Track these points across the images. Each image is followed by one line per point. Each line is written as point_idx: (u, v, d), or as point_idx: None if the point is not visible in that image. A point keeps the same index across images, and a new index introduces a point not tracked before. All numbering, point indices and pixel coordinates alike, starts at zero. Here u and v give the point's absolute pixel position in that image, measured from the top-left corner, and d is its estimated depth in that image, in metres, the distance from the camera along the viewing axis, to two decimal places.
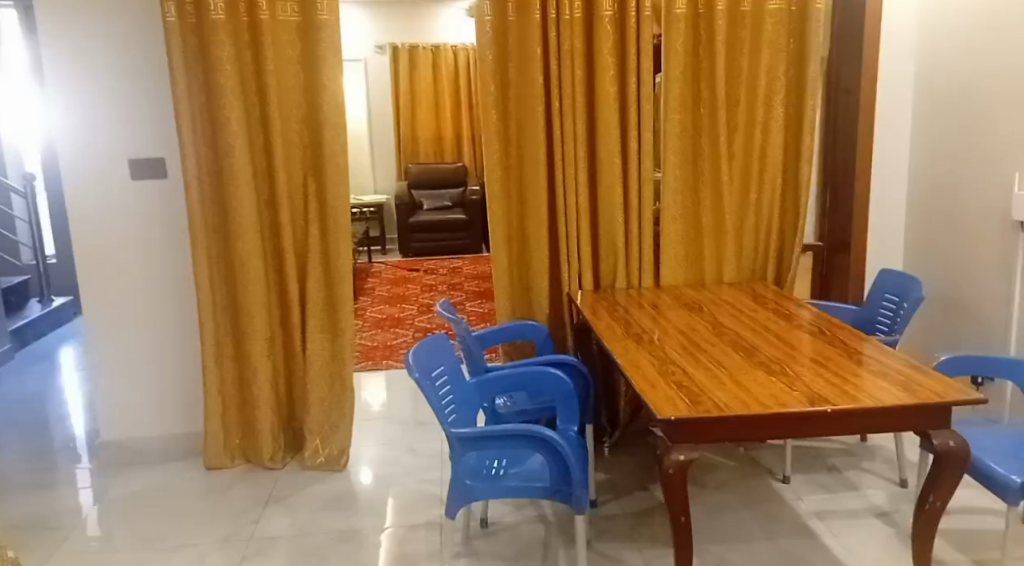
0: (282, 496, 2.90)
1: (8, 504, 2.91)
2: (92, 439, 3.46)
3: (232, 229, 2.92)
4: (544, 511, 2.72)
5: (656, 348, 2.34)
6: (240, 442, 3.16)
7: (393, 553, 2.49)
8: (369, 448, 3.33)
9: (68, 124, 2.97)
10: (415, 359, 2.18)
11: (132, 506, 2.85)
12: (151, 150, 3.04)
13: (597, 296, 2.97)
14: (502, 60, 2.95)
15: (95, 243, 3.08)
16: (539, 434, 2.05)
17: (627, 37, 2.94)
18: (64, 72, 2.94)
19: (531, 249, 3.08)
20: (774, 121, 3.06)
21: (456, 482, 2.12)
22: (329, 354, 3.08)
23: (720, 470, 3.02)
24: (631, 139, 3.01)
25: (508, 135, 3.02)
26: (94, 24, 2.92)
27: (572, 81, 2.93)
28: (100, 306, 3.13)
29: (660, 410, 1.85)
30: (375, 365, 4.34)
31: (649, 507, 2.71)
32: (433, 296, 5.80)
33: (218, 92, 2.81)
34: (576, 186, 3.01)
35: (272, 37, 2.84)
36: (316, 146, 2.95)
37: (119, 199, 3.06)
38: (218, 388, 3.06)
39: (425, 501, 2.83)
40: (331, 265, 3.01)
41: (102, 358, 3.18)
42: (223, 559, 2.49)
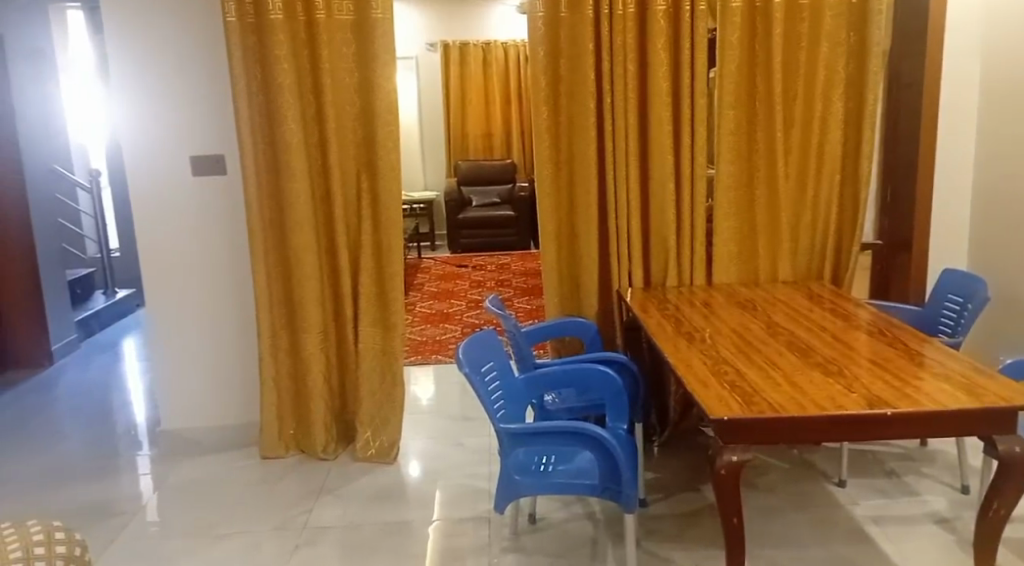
0: (333, 487, 2.96)
1: (74, 488, 3.03)
2: (152, 428, 3.58)
3: (287, 225, 2.98)
4: (592, 509, 2.71)
5: (708, 347, 2.31)
6: (294, 434, 3.23)
7: (442, 546, 2.51)
8: (418, 441, 3.36)
9: (132, 122, 3.07)
10: (464, 354, 2.19)
11: (190, 494, 2.94)
12: (211, 147, 3.12)
13: (647, 293, 2.94)
14: (553, 57, 2.94)
15: (156, 238, 3.18)
16: (589, 432, 2.04)
17: (681, 32, 2.90)
18: (129, 71, 3.04)
19: (580, 245, 3.06)
20: (833, 116, 2.99)
21: (505, 477, 2.12)
22: (380, 348, 3.12)
23: (772, 472, 2.97)
24: (683, 136, 2.97)
25: (558, 131, 3.00)
26: (159, 25, 3.01)
27: (625, 77, 2.91)
28: (161, 299, 3.24)
29: (713, 410, 1.82)
30: (425, 360, 4.38)
31: (699, 508, 2.67)
32: (482, 292, 5.83)
33: (276, 91, 2.87)
34: (627, 183, 2.98)
35: (328, 36, 2.89)
36: (369, 143, 2.99)
37: (180, 194, 3.15)
38: (273, 380, 3.13)
39: (473, 495, 2.85)
40: (384, 261, 3.05)
41: (162, 348, 3.29)
42: (277, 547, 2.55)
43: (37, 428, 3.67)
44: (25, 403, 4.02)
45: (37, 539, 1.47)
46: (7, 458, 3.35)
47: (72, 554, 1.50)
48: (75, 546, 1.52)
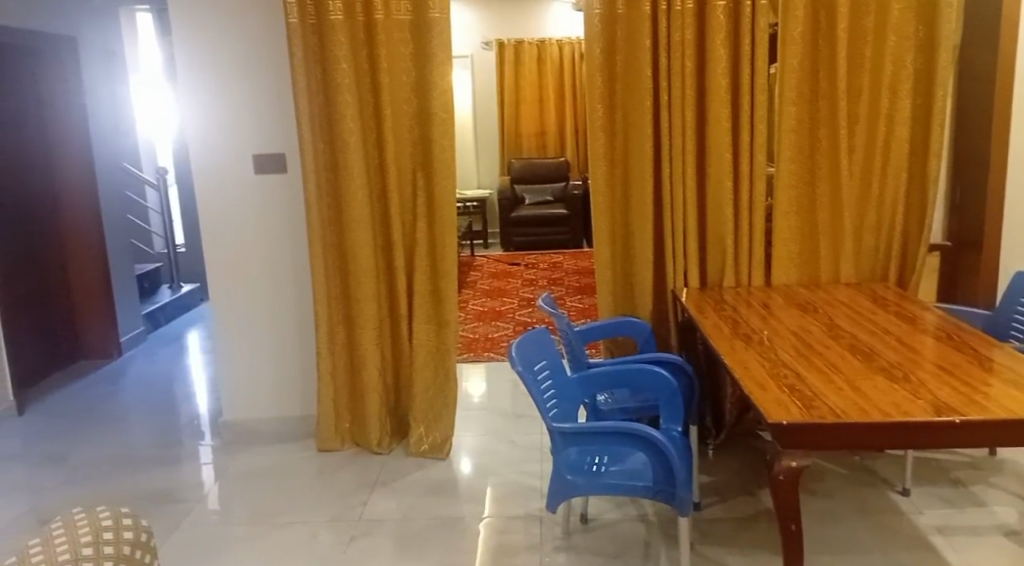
0: (387, 481, 3.00)
1: (141, 475, 3.15)
2: (214, 419, 3.70)
3: (345, 222, 3.04)
4: (645, 510, 2.69)
5: (766, 350, 2.26)
6: (350, 427, 3.29)
7: (494, 543, 2.52)
8: (470, 437, 3.39)
9: (198, 122, 3.17)
10: (517, 352, 2.19)
11: (249, 483, 3.02)
12: (273, 146, 3.20)
13: (703, 293, 2.89)
14: (610, 54, 2.92)
15: (220, 235, 3.27)
16: (642, 432, 2.02)
17: (741, 27, 2.84)
18: (196, 73, 3.14)
19: (634, 244, 3.03)
20: (899, 113, 2.90)
21: (557, 477, 2.12)
22: (434, 344, 3.15)
23: (831, 478, 2.89)
24: (742, 133, 2.91)
25: (614, 129, 2.98)
26: (224, 27, 3.10)
27: (683, 73, 2.87)
28: (223, 295, 3.33)
29: (772, 414, 1.78)
30: (477, 357, 4.41)
31: (755, 513, 2.63)
32: (534, 290, 5.84)
33: (336, 90, 2.92)
34: (683, 181, 2.94)
35: (386, 36, 2.93)
36: (425, 141, 3.02)
37: (242, 192, 3.23)
38: (330, 374, 3.19)
39: (524, 493, 2.85)
40: (438, 258, 3.08)
41: (224, 342, 3.38)
42: (333, 538, 2.60)
43: (106, 417, 3.82)
44: (95, 391, 4.19)
45: (105, 522, 1.38)
46: (79, 445, 3.49)
47: (140, 540, 1.39)
48: (142, 532, 1.41)
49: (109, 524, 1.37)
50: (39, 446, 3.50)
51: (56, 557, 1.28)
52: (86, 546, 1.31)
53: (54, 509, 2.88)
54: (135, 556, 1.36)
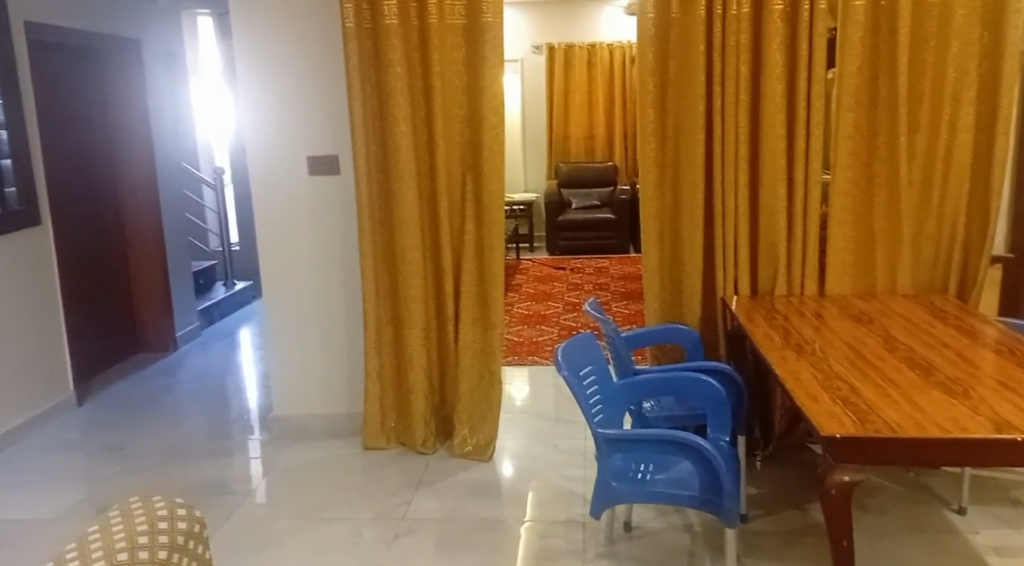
0: (431, 481, 3.03)
1: (192, 467, 3.24)
2: (264, 414, 3.78)
3: (395, 223, 3.08)
4: (691, 520, 2.66)
5: (819, 360, 2.21)
6: (395, 426, 3.33)
7: (535, 547, 2.52)
8: (513, 440, 3.39)
9: (256, 123, 3.25)
10: (564, 356, 2.19)
11: (296, 478, 3.08)
12: (326, 148, 3.26)
13: (754, 302, 2.85)
14: (663, 58, 2.90)
15: (273, 234, 3.35)
16: (689, 441, 2.00)
17: (798, 31, 2.79)
18: (255, 76, 3.21)
19: (684, 250, 3.00)
20: (962, 120, 2.81)
21: (601, 482, 2.10)
22: (480, 346, 3.17)
23: (883, 494, 2.81)
24: (798, 139, 2.86)
25: (665, 133, 2.96)
26: (282, 31, 3.17)
27: (737, 78, 2.83)
28: (274, 293, 3.40)
29: (824, 426, 1.74)
30: (522, 360, 4.42)
31: (803, 527, 2.57)
32: (580, 294, 5.82)
33: (389, 93, 2.96)
34: (736, 187, 2.90)
35: (439, 40, 2.96)
36: (476, 145, 3.04)
37: (296, 193, 3.30)
38: (377, 373, 3.24)
39: (567, 498, 2.85)
40: (485, 261, 3.09)
41: (274, 339, 3.45)
42: (377, 535, 2.63)
43: (160, 408, 3.93)
44: (151, 384, 4.32)
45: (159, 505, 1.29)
46: (135, 435, 3.61)
47: (194, 531, 1.28)
48: (196, 523, 1.30)
49: (166, 513, 1.25)
50: (97, 435, 3.62)
51: (113, 548, 1.15)
52: (142, 534, 1.19)
53: (111, 497, 2.98)
54: (188, 546, 1.26)
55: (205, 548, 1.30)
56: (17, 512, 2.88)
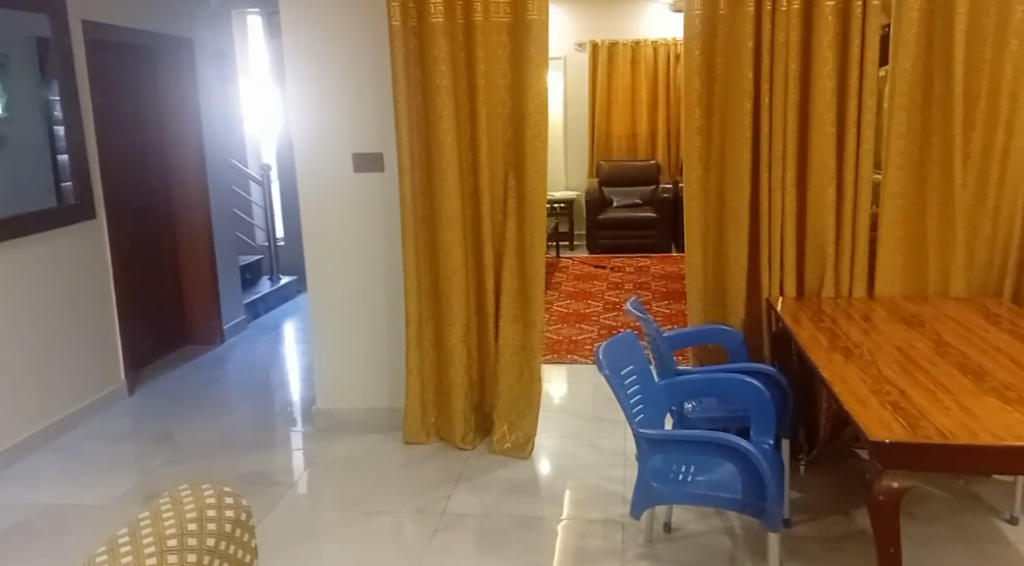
0: (470, 477, 3.05)
1: (237, 457, 3.31)
2: (306, 407, 3.84)
3: (438, 220, 3.10)
4: (732, 523, 2.63)
5: (868, 364, 2.17)
6: (435, 421, 3.36)
7: (574, 545, 2.52)
8: (552, 438, 3.39)
9: (303, 122, 3.30)
10: (605, 355, 2.19)
11: (338, 471, 3.13)
12: (371, 145, 3.30)
13: (800, 303, 2.80)
14: (709, 57, 2.87)
15: (318, 230, 3.40)
16: (732, 443, 1.98)
17: (850, 28, 2.73)
18: (303, 75, 3.27)
19: (728, 250, 2.97)
20: (1021, 120, 2.72)
21: (642, 483, 2.09)
22: (520, 344, 3.18)
23: (932, 502, 2.75)
24: (848, 139, 2.80)
25: (711, 132, 2.93)
26: (330, 30, 3.22)
27: (786, 76, 2.78)
28: (319, 288, 3.45)
29: (872, 430, 1.70)
30: (561, 358, 4.42)
31: (847, 533, 2.53)
32: (620, 293, 5.80)
33: (434, 91, 2.99)
34: (783, 187, 2.86)
35: (484, 38, 2.98)
36: (519, 142, 3.04)
37: (341, 190, 3.34)
38: (418, 369, 3.27)
39: (605, 498, 2.84)
40: (526, 259, 3.10)
41: (318, 333, 3.50)
42: (417, 529, 2.66)
43: (207, 399, 4.03)
44: (198, 375, 4.43)
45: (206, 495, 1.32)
46: (182, 426, 3.70)
47: (240, 520, 1.31)
48: (242, 513, 1.33)
49: (211, 503, 1.27)
50: (146, 424, 3.72)
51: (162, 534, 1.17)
52: (190, 522, 1.21)
53: (159, 485, 3.06)
54: (235, 535, 1.27)
55: (252, 538, 1.32)
56: (70, 498, 2.98)
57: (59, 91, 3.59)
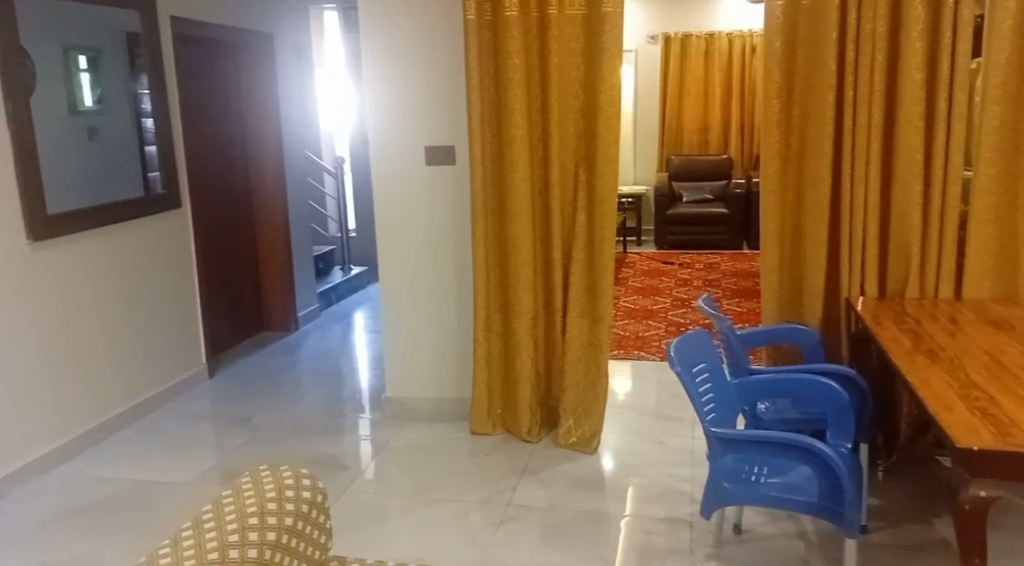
0: (536, 469, 3.06)
1: (309, 440, 3.41)
2: (375, 395, 3.92)
3: (508, 214, 3.11)
4: (805, 528, 2.56)
5: (954, 367, 2.08)
6: (501, 413, 3.39)
7: (639, 542, 2.50)
8: (619, 434, 3.37)
9: (378, 114, 3.36)
10: (677, 352, 2.17)
11: (405, 458, 3.19)
12: (444, 138, 3.33)
13: (881, 304, 2.71)
14: (790, 49, 2.81)
15: (390, 221, 3.45)
16: (809, 446, 1.92)
17: (941, 18, 2.62)
18: (379, 68, 3.32)
19: (806, 248, 2.89)
20: None
21: (713, 483, 2.05)
22: (588, 338, 3.16)
23: (1019, 515, 2.62)
24: (937, 133, 2.69)
25: (790, 124, 2.86)
26: (407, 24, 3.26)
27: (871, 68, 2.69)
28: (390, 279, 3.51)
29: (959, 436, 1.62)
30: (628, 354, 4.38)
31: (927, 542, 2.44)
32: (689, 290, 5.71)
33: (507, 84, 2.99)
34: (865, 182, 2.77)
35: (558, 31, 2.97)
36: (590, 136, 3.03)
37: (414, 181, 3.39)
38: (486, 360, 3.30)
39: (672, 496, 2.80)
40: (596, 252, 3.08)
41: (388, 323, 3.57)
42: (483, 518, 2.69)
43: (280, 384, 4.16)
44: (272, 361, 4.57)
45: (286, 475, 1.44)
46: (257, 409, 3.82)
47: (317, 500, 1.44)
48: (319, 493, 1.45)
49: (291, 483, 1.42)
50: (224, 406, 3.87)
51: (245, 511, 1.31)
52: (271, 501, 1.35)
53: (236, 465, 3.18)
54: (311, 515, 1.42)
55: (326, 518, 1.47)
56: (153, 474, 3.12)
57: (147, 84, 3.75)
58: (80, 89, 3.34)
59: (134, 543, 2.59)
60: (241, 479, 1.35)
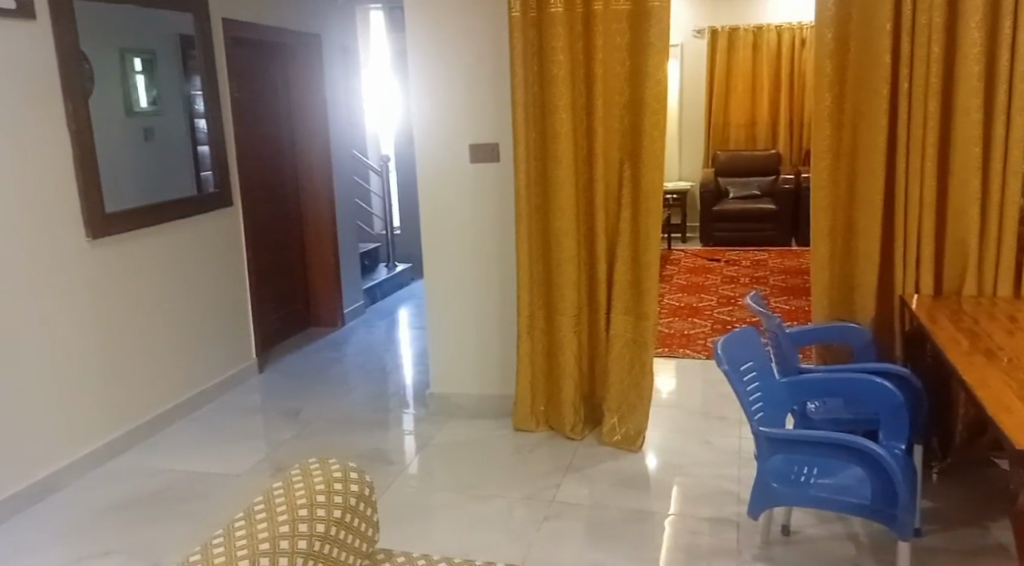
0: (580, 466, 3.06)
1: (355, 435, 3.47)
2: (419, 391, 3.96)
3: (552, 211, 3.11)
4: (856, 530, 2.51)
5: (1014, 367, 2.01)
6: (545, 410, 3.39)
7: (685, 542, 2.48)
8: (664, 433, 3.35)
9: (424, 112, 3.39)
10: (724, 350, 2.14)
11: (450, 454, 3.22)
12: (489, 136, 3.34)
13: (937, 302, 2.63)
14: (842, 41, 2.75)
15: (435, 219, 3.48)
16: (863, 447, 1.88)
17: (1001, 7, 2.53)
18: (424, 66, 3.34)
19: (858, 244, 2.83)
20: None
21: (761, 483, 2.02)
22: (632, 336, 3.14)
23: None
24: (996, 126, 2.60)
25: (841, 118, 2.80)
26: (452, 23, 3.28)
27: (927, 60, 2.61)
28: (434, 276, 3.54)
29: (1019, 439, 1.56)
30: (673, 352, 4.34)
31: (985, 547, 2.36)
32: (735, 288, 5.62)
33: (551, 81, 2.99)
34: (921, 177, 2.69)
35: (604, 27, 2.95)
36: (636, 132, 3.00)
37: (458, 179, 3.41)
38: (529, 357, 3.30)
39: (719, 496, 2.77)
40: (640, 249, 3.06)
41: (432, 320, 3.60)
42: (528, 515, 2.70)
43: (328, 379, 4.24)
44: (320, 356, 4.66)
45: (335, 468, 1.46)
46: (305, 403, 3.90)
47: (364, 493, 1.46)
48: (366, 487, 1.48)
49: (340, 476, 1.44)
50: (273, 400, 3.95)
51: (295, 503, 1.34)
52: (320, 493, 1.38)
53: (285, 458, 3.24)
54: (359, 508, 1.44)
55: (373, 511, 1.49)
56: (206, 466, 3.21)
57: (200, 85, 3.85)
58: (136, 90, 3.45)
59: (187, 533, 2.66)
60: (293, 472, 1.37)
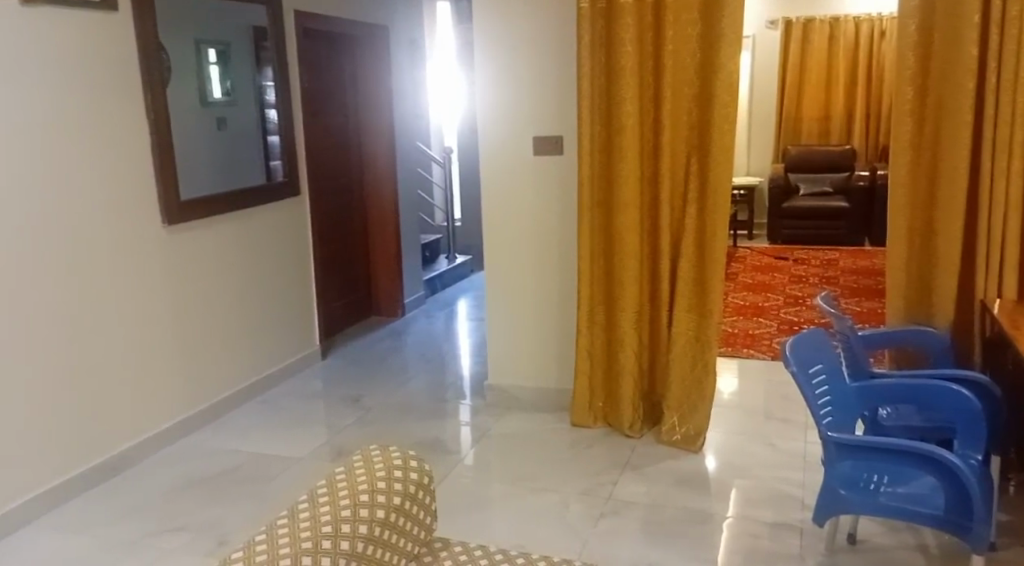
0: (638, 464, 3.02)
1: (414, 423, 3.50)
2: (478, 382, 3.98)
3: (615, 204, 3.07)
4: (926, 542, 2.40)
5: None
6: (603, 406, 3.36)
7: (745, 545, 2.42)
8: (726, 433, 3.28)
9: (489, 105, 3.39)
10: (793, 350, 2.07)
11: (506, 446, 3.22)
12: (553, 128, 3.32)
13: (1021, 306, 2.49)
14: (926, 32, 2.62)
15: (498, 211, 3.48)
16: (938, 455, 1.79)
17: None
18: (490, 58, 3.34)
19: (938, 245, 2.70)
20: None
21: (828, 489, 1.95)
22: (694, 334, 3.08)
23: None
24: None
25: (923, 113, 2.67)
26: (520, 14, 3.26)
27: (1018, 52, 2.46)
28: (495, 269, 3.55)
29: None
30: (737, 352, 4.25)
31: None
32: (803, 288, 5.46)
33: (619, 73, 2.95)
34: (1008, 175, 2.54)
35: (673, 17, 2.88)
36: (704, 125, 2.93)
37: (522, 172, 3.40)
38: (589, 352, 3.28)
39: (781, 500, 2.70)
40: (705, 245, 2.99)
41: (492, 312, 3.61)
42: (584, 511, 2.68)
43: (388, 367, 4.30)
44: (380, 344, 4.72)
45: (396, 457, 1.48)
46: (366, 390, 3.97)
47: (423, 482, 1.47)
48: (425, 476, 1.49)
49: (400, 463, 1.46)
50: (335, 386, 4.03)
51: (357, 488, 1.36)
52: (381, 480, 1.39)
53: (345, 443, 3.30)
54: (417, 496, 1.45)
55: (431, 500, 1.50)
56: (269, 448, 3.29)
57: (271, 77, 3.94)
58: (210, 82, 3.53)
59: (251, 513, 2.74)
60: (355, 458, 1.39)
